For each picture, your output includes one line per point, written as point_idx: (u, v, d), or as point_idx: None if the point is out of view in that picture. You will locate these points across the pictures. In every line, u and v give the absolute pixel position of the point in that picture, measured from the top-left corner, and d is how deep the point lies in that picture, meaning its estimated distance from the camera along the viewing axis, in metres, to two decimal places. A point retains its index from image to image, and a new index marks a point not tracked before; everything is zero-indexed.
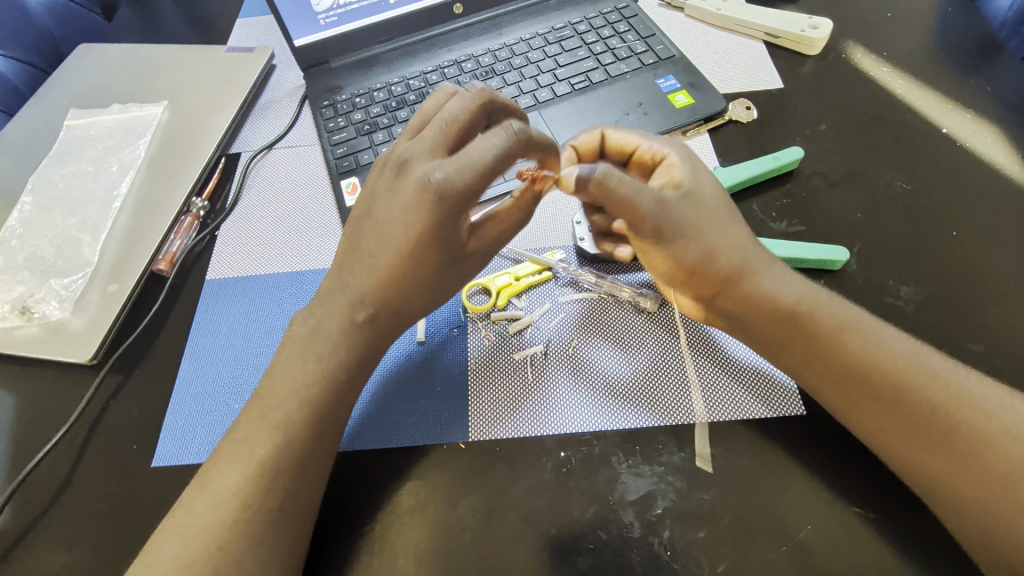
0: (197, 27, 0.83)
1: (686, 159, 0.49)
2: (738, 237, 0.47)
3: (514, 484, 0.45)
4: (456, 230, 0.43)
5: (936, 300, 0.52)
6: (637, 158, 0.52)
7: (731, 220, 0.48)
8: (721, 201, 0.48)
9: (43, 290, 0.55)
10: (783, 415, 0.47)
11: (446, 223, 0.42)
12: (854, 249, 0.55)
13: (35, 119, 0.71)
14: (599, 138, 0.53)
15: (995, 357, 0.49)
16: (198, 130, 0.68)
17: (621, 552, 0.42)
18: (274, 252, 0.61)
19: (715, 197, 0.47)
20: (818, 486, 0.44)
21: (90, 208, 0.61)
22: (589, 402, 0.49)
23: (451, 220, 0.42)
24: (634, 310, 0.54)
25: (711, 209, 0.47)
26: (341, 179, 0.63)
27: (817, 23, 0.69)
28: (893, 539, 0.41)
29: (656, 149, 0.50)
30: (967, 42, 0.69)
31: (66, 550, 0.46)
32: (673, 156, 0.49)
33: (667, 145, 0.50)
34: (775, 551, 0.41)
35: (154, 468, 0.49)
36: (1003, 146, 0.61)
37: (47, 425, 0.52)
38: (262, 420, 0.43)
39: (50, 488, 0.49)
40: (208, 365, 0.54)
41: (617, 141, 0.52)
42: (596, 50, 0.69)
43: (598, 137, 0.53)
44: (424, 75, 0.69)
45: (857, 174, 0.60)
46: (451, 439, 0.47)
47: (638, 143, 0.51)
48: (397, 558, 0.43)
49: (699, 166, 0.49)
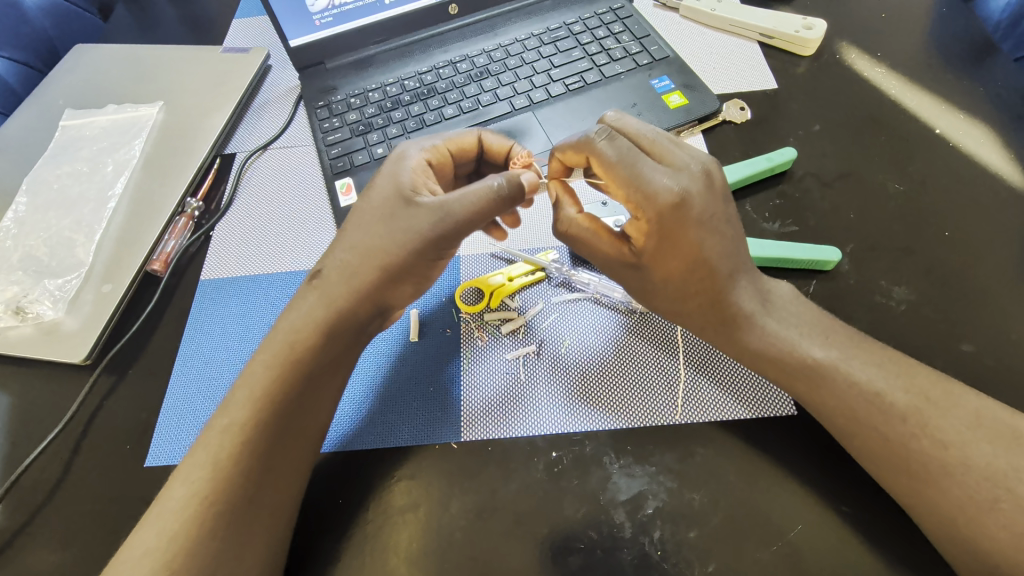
0: (193, 27, 0.83)
1: (659, 226, 0.44)
2: (714, 298, 0.46)
3: (505, 484, 0.45)
4: (404, 171, 0.49)
5: (929, 300, 0.52)
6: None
7: (708, 278, 0.45)
8: (696, 266, 0.45)
9: (37, 290, 0.56)
10: (773, 416, 0.47)
11: (396, 166, 0.50)
12: (846, 249, 0.55)
13: (31, 119, 0.71)
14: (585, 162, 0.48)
15: (987, 357, 0.49)
16: (193, 130, 0.68)
17: (611, 552, 0.42)
18: (268, 252, 0.61)
19: (686, 264, 0.45)
20: (809, 486, 0.44)
21: (85, 208, 0.61)
22: (580, 403, 0.49)
23: (403, 166, 0.49)
24: (626, 311, 0.54)
25: (680, 279, 0.46)
26: (336, 179, 0.63)
27: (811, 24, 0.69)
28: (883, 539, 0.41)
29: (628, 202, 0.45)
30: (961, 43, 0.69)
31: (59, 550, 0.46)
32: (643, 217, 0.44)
33: (640, 203, 0.44)
34: (765, 551, 0.42)
35: (147, 468, 0.49)
36: (996, 147, 0.61)
37: (40, 425, 0.52)
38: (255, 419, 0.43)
39: (43, 488, 0.49)
40: (201, 365, 0.54)
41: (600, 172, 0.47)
42: (591, 51, 0.69)
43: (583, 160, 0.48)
44: (420, 76, 0.69)
45: (850, 175, 0.60)
46: (443, 438, 0.48)
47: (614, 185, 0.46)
48: (388, 558, 0.43)
49: (676, 224, 0.44)
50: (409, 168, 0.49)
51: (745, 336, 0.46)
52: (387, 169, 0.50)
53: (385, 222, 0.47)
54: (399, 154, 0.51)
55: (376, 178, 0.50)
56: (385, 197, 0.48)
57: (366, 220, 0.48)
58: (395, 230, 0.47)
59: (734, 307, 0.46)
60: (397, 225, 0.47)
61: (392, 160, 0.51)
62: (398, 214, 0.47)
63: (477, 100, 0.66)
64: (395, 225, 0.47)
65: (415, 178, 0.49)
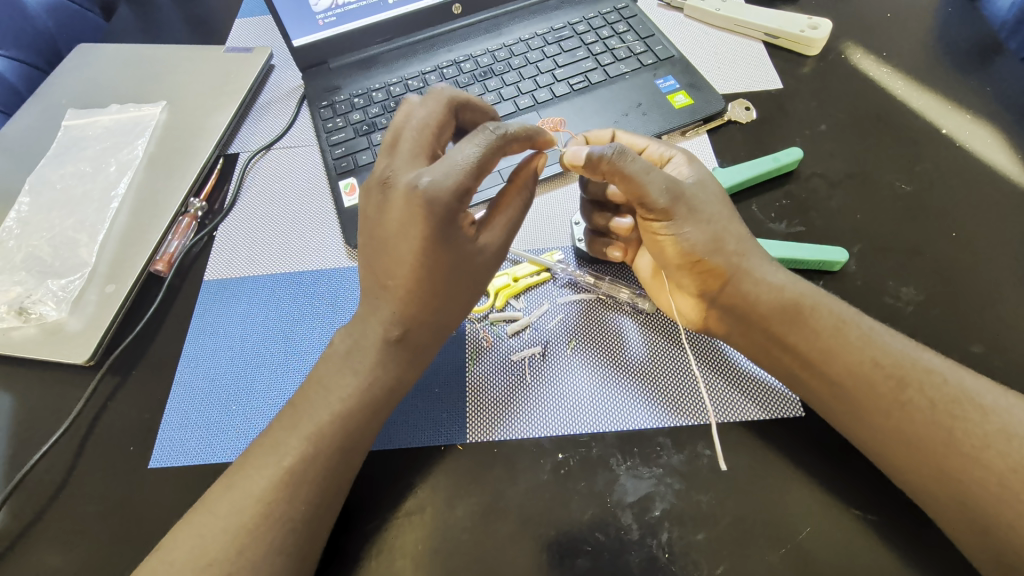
0: (196, 27, 0.83)
1: (695, 161, 0.52)
2: (737, 230, 0.49)
3: (511, 486, 0.45)
4: (457, 231, 0.44)
5: (936, 301, 0.52)
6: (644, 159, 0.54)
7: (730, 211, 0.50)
8: (724, 197, 0.50)
9: (40, 291, 0.55)
10: (780, 416, 0.46)
11: (444, 228, 0.42)
12: (853, 250, 0.55)
13: (33, 119, 0.71)
14: (609, 137, 0.54)
15: (995, 358, 0.49)
16: (196, 130, 0.68)
17: (620, 554, 0.42)
18: (272, 252, 0.61)
19: (718, 191, 0.50)
20: (817, 488, 0.43)
21: (88, 208, 0.61)
22: (587, 403, 0.48)
23: (447, 224, 0.43)
24: (632, 312, 0.54)
25: (717, 203, 0.49)
26: (339, 179, 0.62)
27: (816, 24, 0.69)
28: (893, 542, 0.41)
29: (663, 151, 0.53)
30: (967, 42, 0.69)
31: (63, 551, 0.46)
32: (680, 157, 0.52)
33: (675, 149, 0.53)
34: (773, 553, 0.41)
35: (151, 469, 0.49)
36: (1002, 146, 0.60)
37: (44, 426, 0.52)
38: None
39: (46, 490, 0.49)
40: (205, 366, 0.54)
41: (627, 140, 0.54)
42: (595, 51, 0.68)
43: (609, 135, 0.54)
44: (423, 76, 0.69)
45: (856, 175, 0.60)
46: (449, 440, 0.47)
47: (646, 144, 0.54)
48: (394, 560, 0.43)
49: (703, 167, 0.52)
50: (452, 226, 0.43)
51: (755, 278, 0.47)
52: (430, 231, 0.42)
53: (445, 281, 0.45)
54: (437, 211, 0.42)
55: (413, 240, 0.43)
56: (443, 258, 0.44)
57: (417, 282, 0.44)
58: (458, 280, 0.46)
59: (748, 247, 0.49)
60: (461, 275, 0.46)
61: (431, 221, 0.42)
62: (457, 269, 0.45)
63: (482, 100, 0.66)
64: (459, 276, 0.46)
65: (462, 231, 0.44)
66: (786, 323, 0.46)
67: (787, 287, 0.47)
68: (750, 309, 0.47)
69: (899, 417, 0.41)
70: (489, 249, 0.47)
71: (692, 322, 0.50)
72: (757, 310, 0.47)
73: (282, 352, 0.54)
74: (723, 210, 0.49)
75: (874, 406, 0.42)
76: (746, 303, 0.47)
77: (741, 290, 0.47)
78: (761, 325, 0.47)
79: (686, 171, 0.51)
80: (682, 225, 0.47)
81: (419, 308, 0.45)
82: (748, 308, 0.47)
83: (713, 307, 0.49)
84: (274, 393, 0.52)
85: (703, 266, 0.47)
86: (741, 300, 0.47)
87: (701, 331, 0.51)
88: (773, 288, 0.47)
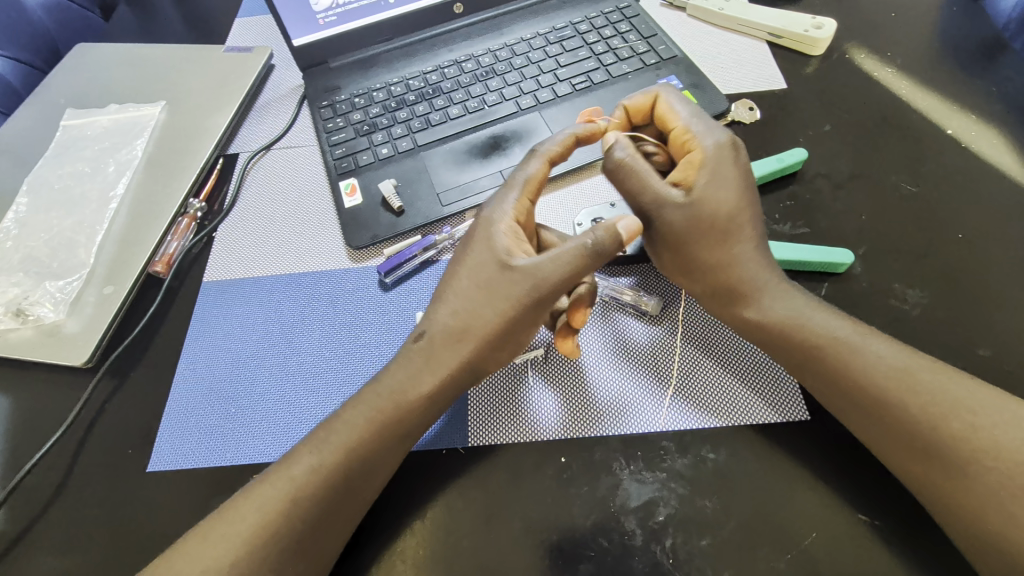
0: (196, 26, 0.82)
1: (715, 161, 0.49)
2: (729, 253, 0.49)
3: (513, 491, 0.44)
4: (496, 239, 0.47)
5: (943, 303, 0.51)
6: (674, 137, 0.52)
7: (738, 228, 0.49)
8: (731, 211, 0.49)
9: (38, 292, 0.55)
10: (787, 419, 0.46)
11: (487, 231, 0.48)
12: (859, 251, 0.55)
13: (31, 119, 0.70)
14: (650, 104, 0.53)
15: (1002, 361, 0.48)
16: (195, 130, 0.67)
17: (623, 559, 0.41)
18: (272, 254, 0.60)
19: (724, 205, 0.48)
20: (823, 492, 0.43)
21: (86, 209, 0.60)
22: (589, 406, 0.48)
23: (496, 230, 0.48)
24: (635, 313, 0.53)
25: (713, 222, 0.49)
26: (340, 180, 0.62)
27: (820, 23, 0.68)
28: (901, 549, 0.40)
29: (690, 137, 0.50)
30: (972, 43, 0.68)
31: (61, 556, 0.45)
32: (700, 152, 0.49)
33: (704, 138, 0.50)
34: (780, 559, 0.41)
35: (149, 473, 0.48)
36: (1008, 147, 0.60)
37: (43, 428, 0.51)
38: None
39: (43, 493, 0.48)
40: (204, 367, 0.53)
41: (666, 114, 0.52)
42: (598, 51, 0.68)
43: (650, 103, 0.53)
44: (424, 75, 0.68)
45: (861, 176, 0.59)
46: (451, 444, 0.47)
47: (680, 122, 0.51)
48: (395, 565, 0.42)
49: (724, 166, 0.49)
50: (501, 233, 0.47)
51: (729, 304, 0.49)
52: (480, 235, 0.48)
53: (487, 291, 0.46)
54: (489, 220, 0.48)
55: (471, 243, 0.48)
56: (486, 268, 0.46)
57: (467, 289, 0.46)
58: (495, 299, 0.45)
59: (737, 271, 0.48)
60: (507, 287, 0.45)
61: (483, 225, 0.48)
62: (496, 285, 0.45)
63: (483, 100, 0.66)
64: (495, 296, 0.45)
65: (508, 243, 0.47)
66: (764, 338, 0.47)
67: (782, 313, 0.47)
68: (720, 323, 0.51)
69: (902, 421, 0.41)
70: (529, 269, 0.45)
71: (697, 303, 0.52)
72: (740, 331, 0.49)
73: (284, 353, 0.54)
74: (717, 231, 0.49)
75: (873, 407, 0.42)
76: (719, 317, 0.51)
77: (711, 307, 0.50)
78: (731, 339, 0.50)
79: (700, 178, 0.49)
80: (657, 245, 0.51)
81: (459, 323, 0.46)
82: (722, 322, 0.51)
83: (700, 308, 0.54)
84: (276, 395, 0.51)
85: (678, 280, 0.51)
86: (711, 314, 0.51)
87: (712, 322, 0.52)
88: (746, 316, 0.48)
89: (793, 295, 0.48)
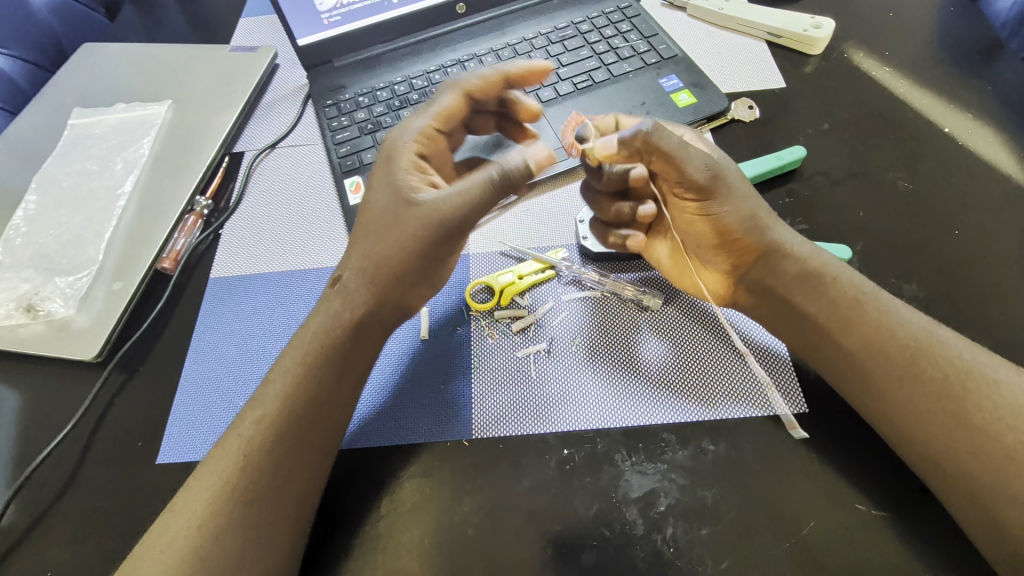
0: (200, 27, 0.83)
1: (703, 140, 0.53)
2: (766, 206, 0.51)
3: (517, 482, 0.45)
4: (397, 172, 0.48)
5: (939, 299, 0.52)
6: None
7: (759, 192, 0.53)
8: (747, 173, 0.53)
9: (48, 288, 0.56)
10: (786, 412, 0.47)
11: (387, 170, 0.49)
12: (856, 248, 0.55)
13: (38, 118, 0.71)
14: None
15: (997, 356, 0.49)
16: (201, 129, 0.68)
17: (624, 549, 0.42)
18: (278, 250, 0.61)
19: (742, 168, 0.52)
20: (820, 483, 0.44)
21: (94, 206, 0.61)
22: (597, 397, 0.49)
23: (396, 164, 0.49)
24: (637, 308, 0.54)
25: (746, 180, 0.51)
26: (345, 178, 0.63)
27: (819, 23, 0.69)
28: (897, 539, 0.41)
29: (671, 132, 0.54)
30: (968, 42, 0.69)
31: (72, 547, 0.46)
32: (688, 138, 0.53)
33: (680, 127, 0.54)
34: (778, 548, 0.42)
35: (158, 465, 0.49)
36: (1003, 145, 0.61)
37: (52, 423, 0.52)
38: (280, 409, 0.44)
39: (54, 485, 0.49)
40: (212, 362, 0.54)
41: None
42: (599, 50, 0.69)
43: None
44: (427, 75, 0.69)
45: (858, 174, 0.60)
46: (455, 437, 0.48)
47: None
48: (400, 555, 0.43)
49: (711, 146, 0.53)
50: (404, 167, 0.49)
51: (786, 255, 0.49)
52: (382, 173, 0.49)
53: (392, 228, 0.47)
54: (386, 155, 0.50)
55: (378, 181, 0.49)
56: (389, 205, 0.48)
57: (379, 228, 0.48)
58: (402, 235, 0.47)
59: (778, 225, 0.50)
60: (412, 213, 0.46)
61: (383, 161, 0.50)
62: (401, 219, 0.47)
63: None
64: (400, 231, 0.47)
65: (413, 177, 0.48)
66: (815, 288, 0.47)
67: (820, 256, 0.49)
68: (775, 285, 0.49)
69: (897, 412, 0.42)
70: (432, 200, 0.46)
71: (715, 293, 0.53)
72: (781, 288, 0.49)
73: None
74: (752, 187, 0.51)
75: None
76: (774, 279, 0.49)
77: (773, 265, 0.49)
78: (784, 302, 0.49)
79: (710, 150, 0.52)
80: (721, 198, 0.49)
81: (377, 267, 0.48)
82: (775, 285, 0.49)
83: (740, 282, 0.51)
84: None
85: (736, 241, 0.50)
86: (769, 275, 0.49)
87: (714, 315, 0.52)
88: (801, 268, 0.48)
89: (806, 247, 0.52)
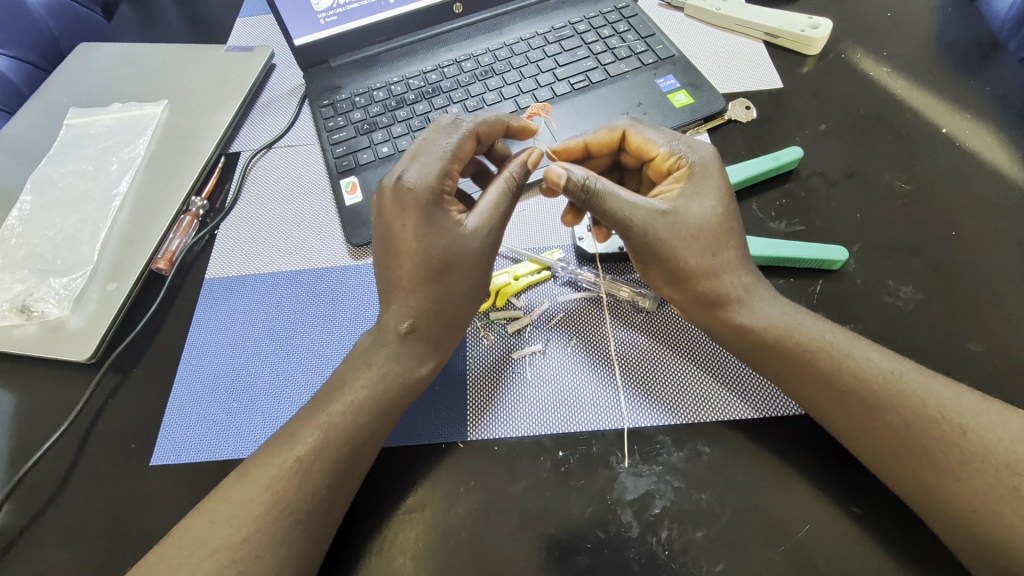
0: (197, 26, 0.83)
1: (698, 178, 0.50)
2: (721, 258, 0.49)
3: (511, 484, 0.45)
4: (436, 217, 0.47)
5: (935, 300, 0.52)
6: (657, 163, 0.54)
7: (726, 243, 0.49)
8: (718, 220, 0.49)
9: (42, 289, 0.55)
10: (780, 415, 0.47)
11: (424, 217, 0.46)
12: (853, 249, 0.55)
13: (35, 118, 0.71)
14: (620, 136, 0.55)
15: (993, 358, 0.49)
16: (196, 129, 0.68)
17: (619, 551, 0.42)
18: (274, 251, 0.61)
19: (708, 217, 0.49)
20: (816, 486, 0.43)
21: (89, 207, 0.61)
22: (575, 411, 0.48)
23: (432, 211, 0.47)
24: (632, 310, 0.54)
25: (701, 231, 0.49)
26: (340, 178, 0.62)
27: (817, 23, 0.69)
28: (893, 542, 0.41)
29: (677, 157, 0.52)
30: (966, 42, 0.69)
31: (65, 549, 0.46)
32: (688, 171, 0.51)
33: (690, 156, 0.52)
34: (774, 551, 0.41)
35: (153, 466, 0.49)
36: (1000, 146, 0.61)
37: (46, 424, 0.52)
38: None
39: (47, 488, 0.49)
40: (206, 362, 0.54)
41: (639, 141, 0.54)
42: (596, 50, 0.68)
43: (620, 134, 0.55)
44: (424, 75, 0.69)
45: (855, 175, 0.60)
46: (449, 437, 0.47)
47: (660, 146, 0.53)
48: (394, 558, 0.43)
49: (706, 186, 0.50)
50: (438, 211, 0.47)
51: (735, 311, 0.48)
52: (412, 221, 0.46)
53: (434, 263, 0.47)
54: (419, 200, 0.46)
55: (404, 226, 0.46)
56: (433, 244, 0.46)
57: (418, 263, 0.47)
58: (445, 269, 0.47)
59: (735, 276, 0.49)
60: (461, 251, 0.47)
61: (414, 210, 0.46)
62: (447, 256, 0.47)
63: (483, 99, 0.66)
64: (446, 267, 0.47)
65: (449, 215, 0.48)
66: (770, 332, 0.46)
67: (772, 316, 0.47)
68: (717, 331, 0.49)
69: (894, 417, 0.41)
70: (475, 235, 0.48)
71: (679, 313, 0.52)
72: (720, 336, 0.49)
73: (286, 351, 0.54)
74: (706, 239, 0.48)
75: (863, 399, 0.42)
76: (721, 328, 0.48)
77: (719, 317, 0.48)
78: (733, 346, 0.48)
79: (683, 200, 0.50)
80: (654, 259, 0.49)
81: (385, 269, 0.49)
82: (720, 332, 0.49)
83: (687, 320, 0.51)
84: (278, 389, 0.52)
85: (678, 290, 0.50)
86: (715, 323, 0.49)
87: (691, 326, 0.52)
88: (756, 319, 0.47)
89: (774, 297, 0.49)
